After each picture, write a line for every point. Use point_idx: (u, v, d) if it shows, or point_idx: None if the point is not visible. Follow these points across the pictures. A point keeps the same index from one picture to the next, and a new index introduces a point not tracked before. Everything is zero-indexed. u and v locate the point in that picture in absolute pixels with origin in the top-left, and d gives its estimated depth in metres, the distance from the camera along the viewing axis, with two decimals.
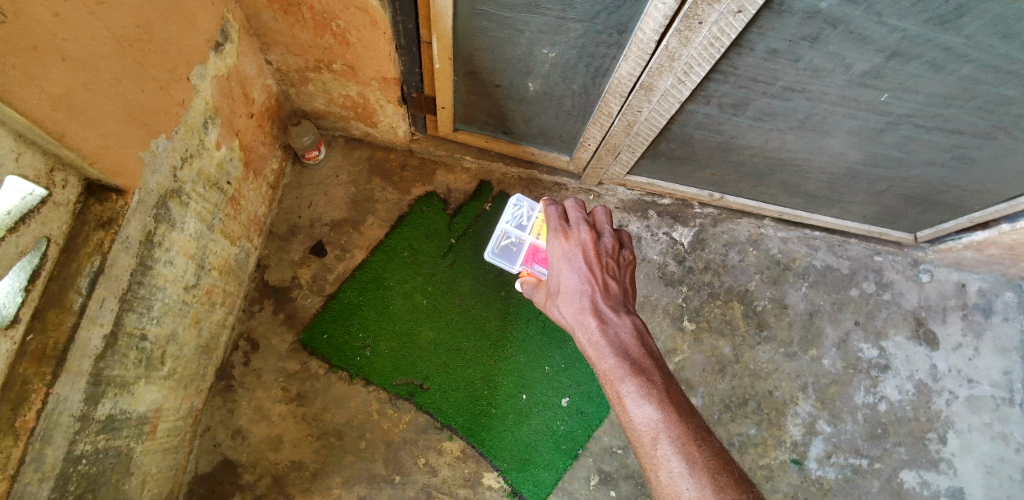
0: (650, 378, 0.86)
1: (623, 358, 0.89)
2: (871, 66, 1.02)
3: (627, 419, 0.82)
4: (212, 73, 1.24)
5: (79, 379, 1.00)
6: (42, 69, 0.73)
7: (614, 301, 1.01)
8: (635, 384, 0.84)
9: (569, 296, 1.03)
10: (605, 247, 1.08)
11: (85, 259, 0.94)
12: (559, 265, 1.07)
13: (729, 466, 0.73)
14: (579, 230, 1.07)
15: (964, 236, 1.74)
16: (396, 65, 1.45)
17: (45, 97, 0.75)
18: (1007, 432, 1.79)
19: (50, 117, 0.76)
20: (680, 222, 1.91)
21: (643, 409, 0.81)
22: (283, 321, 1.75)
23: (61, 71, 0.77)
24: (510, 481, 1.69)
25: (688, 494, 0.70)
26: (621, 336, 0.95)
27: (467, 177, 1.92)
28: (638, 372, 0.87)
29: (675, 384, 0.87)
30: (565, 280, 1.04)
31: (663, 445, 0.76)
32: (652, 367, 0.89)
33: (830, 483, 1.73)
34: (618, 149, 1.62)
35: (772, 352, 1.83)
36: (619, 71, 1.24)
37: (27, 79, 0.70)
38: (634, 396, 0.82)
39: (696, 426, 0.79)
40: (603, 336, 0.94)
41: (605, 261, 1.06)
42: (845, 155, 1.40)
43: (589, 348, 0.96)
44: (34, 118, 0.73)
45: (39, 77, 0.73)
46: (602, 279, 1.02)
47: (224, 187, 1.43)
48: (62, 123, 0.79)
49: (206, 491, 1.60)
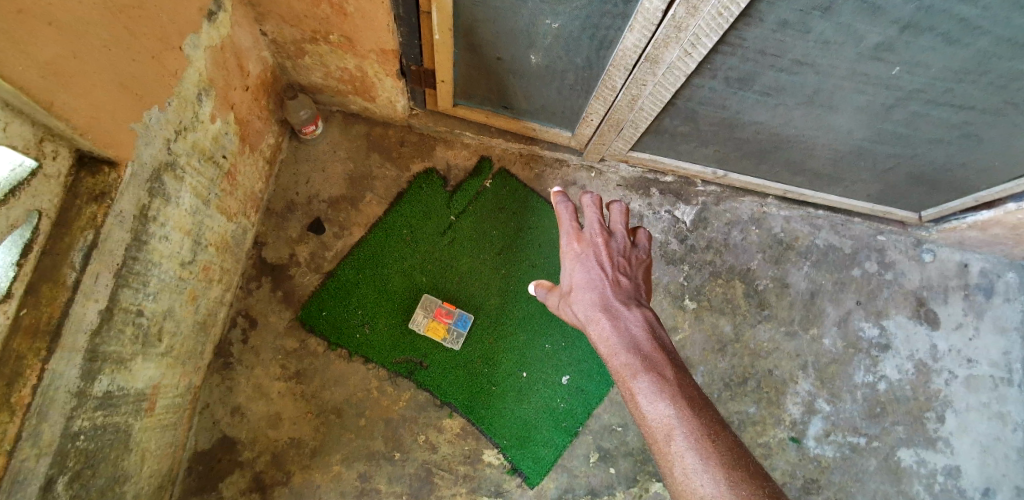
0: (663, 373, 0.82)
1: (635, 353, 0.86)
2: (883, 38, 1.00)
3: (641, 416, 0.78)
4: (205, 43, 1.20)
5: (75, 355, 0.99)
6: (27, 36, 0.70)
7: (625, 296, 0.99)
8: (648, 380, 0.81)
9: (581, 293, 1.02)
10: (618, 246, 1.07)
11: (78, 233, 0.92)
12: (571, 265, 1.06)
13: (745, 461, 0.68)
14: (591, 232, 1.07)
15: (969, 216, 1.71)
16: (395, 37, 1.41)
17: (33, 64, 0.72)
18: (1005, 411, 1.80)
19: (37, 87, 0.73)
20: (682, 201, 1.89)
21: (657, 405, 0.77)
22: (281, 299, 1.74)
23: (48, 38, 0.74)
24: (510, 458, 1.69)
25: (704, 490, 0.65)
26: (632, 330, 0.92)
27: (466, 153, 1.89)
28: (651, 367, 0.83)
29: (688, 378, 0.83)
30: (576, 279, 1.04)
31: (678, 440, 0.71)
32: (664, 361, 0.86)
33: (828, 461, 1.75)
34: (622, 124, 1.59)
35: (773, 331, 1.83)
36: (625, 42, 1.21)
37: (14, 47, 0.68)
38: (647, 393, 0.79)
39: (709, 419, 0.74)
40: (614, 330, 0.92)
41: (617, 260, 1.05)
42: (852, 132, 1.38)
43: (601, 344, 0.93)
44: (24, 85, 0.71)
45: (26, 44, 0.70)
46: (614, 277, 1.01)
47: (220, 161, 1.40)
48: (51, 92, 0.77)
49: (205, 468, 1.60)
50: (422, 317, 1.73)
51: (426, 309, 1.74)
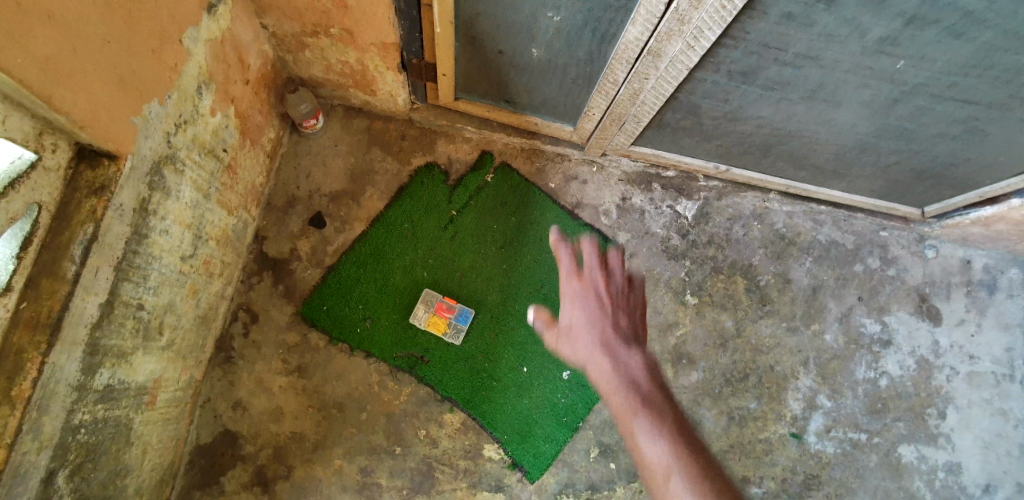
0: (672, 427, 0.76)
1: (641, 403, 0.80)
2: (888, 32, 0.99)
3: (651, 475, 0.70)
4: (205, 36, 1.19)
5: (74, 349, 0.98)
6: (29, 28, 0.69)
7: (626, 340, 0.93)
8: (647, 419, 0.76)
9: (580, 333, 0.94)
10: (618, 287, 1.01)
11: (78, 226, 0.92)
12: (568, 302, 1.00)
13: None
14: (593, 270, 1.01)
15: (973, 212, 1.71)
16: (396, 31, 1.40)
17: (33, 60, 0.72)
18: (1007, 408, 1.79)
19: (37, 80, 0.73)
20: (684, 196, 1.88)
21: (669, 462, 0.70)
22: (282, 293, 1.74)
23: (47, 33, 0.74)
24: (510, 453, 1.69)
25: None
26: (635, 377, 0.86)
27: (468, 148, 1.88)
28: (658, 418, 0.77)
29: (694, 434, 0.77)
30: (574, 317, 0.97)
31: None
32: (669, 413, 0.79)
33: (829, 457, 1.75)
34: (624, 119, 1.59)
35: (774, 326, 1.82)
36: (627, 35, 1.20)
37: (13, 42, 0.67)
38: (647, 431, 0.74)
39: (722, 482, 0.68)
40: (617, 376, 0.85)
41: (617, 301, 0.99)
42: (855, 127, 1.37)
43: (602, 389, 0.86)
44: (24, 80, 0.70)
45: (28, 38, 0.70)
46: (615, 319, 0.95)
47: (220, 155, 1.40)
48: (50, 87, 0.76)
49: (206, 462, 1.61)
50: (422, 311, 1.73)
51: (426, 303, 1.73)
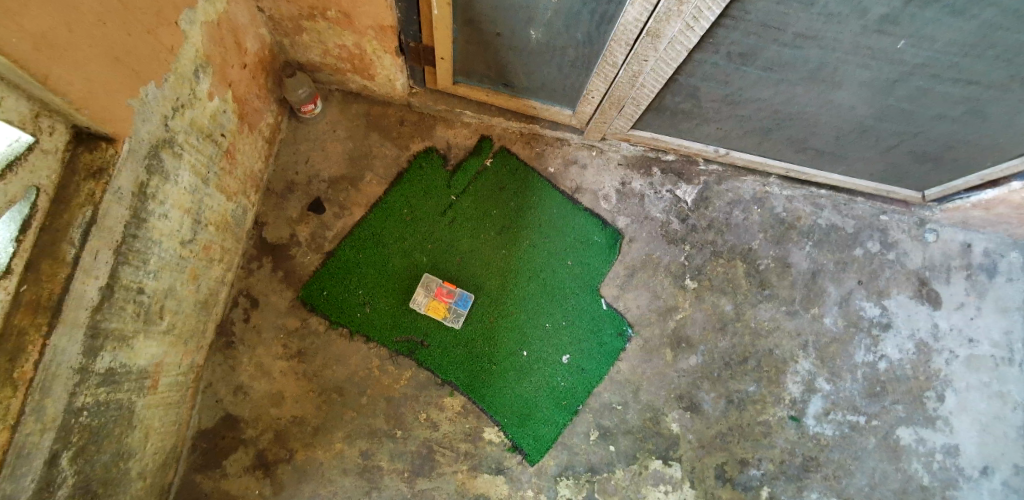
0: None
1: None
2: (889, 10, 0.98)
3: None
4: (202, 18, 1.18)
5: (76, 331, 0.99)
6: (25, 3, 0.68)
7: None
8: None
9: None
10: None
11: (77, 209, 0.92)
12: None
13: None
14: None
15: (974, 195, 1.70)
16: (393, 13, 1.39)
17: (27, 37, 0.71)
18: (1005, 390, 1.80)
19: (32, 58, 0.72)
20: (683, 180, 1.88)
21: None
22: (282, 279, 1.74)
23: (42, 10, 0.73)
24: (510, 436, 1.70)
25: None
26: None
27: (467, 132, 1.88)
28: None
29: None
30: None
31: None
32: None
33: (827, 439, 1.76)
34: (623, 102, 1.58)
35: (774, 310, 1.83)
36: (625, 16, 1.19)
37: (8, 19, 0.66)
38: None
39: None
40: None
41: None
42: (855, 108, 1.36)
43: None
44: (17, 58, 0.70)
45: (25, 15, 0.69)
46: None
47: (219, 140, 1.39)
48: (45, 65, 0.76)
49: (209, 445, 1.62)
50: (422, 296, 1.73)
51: (426, 288, 1.74)
